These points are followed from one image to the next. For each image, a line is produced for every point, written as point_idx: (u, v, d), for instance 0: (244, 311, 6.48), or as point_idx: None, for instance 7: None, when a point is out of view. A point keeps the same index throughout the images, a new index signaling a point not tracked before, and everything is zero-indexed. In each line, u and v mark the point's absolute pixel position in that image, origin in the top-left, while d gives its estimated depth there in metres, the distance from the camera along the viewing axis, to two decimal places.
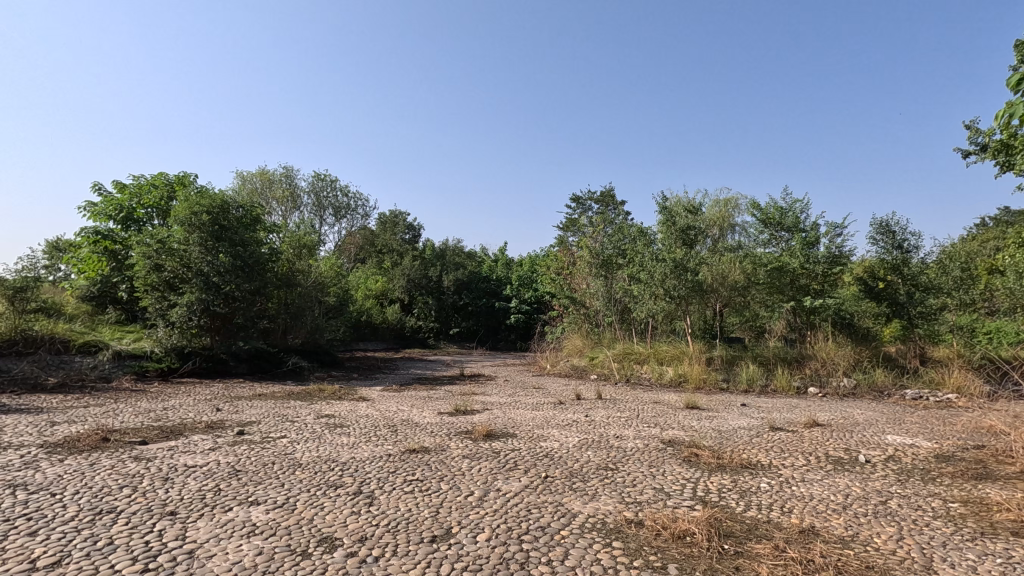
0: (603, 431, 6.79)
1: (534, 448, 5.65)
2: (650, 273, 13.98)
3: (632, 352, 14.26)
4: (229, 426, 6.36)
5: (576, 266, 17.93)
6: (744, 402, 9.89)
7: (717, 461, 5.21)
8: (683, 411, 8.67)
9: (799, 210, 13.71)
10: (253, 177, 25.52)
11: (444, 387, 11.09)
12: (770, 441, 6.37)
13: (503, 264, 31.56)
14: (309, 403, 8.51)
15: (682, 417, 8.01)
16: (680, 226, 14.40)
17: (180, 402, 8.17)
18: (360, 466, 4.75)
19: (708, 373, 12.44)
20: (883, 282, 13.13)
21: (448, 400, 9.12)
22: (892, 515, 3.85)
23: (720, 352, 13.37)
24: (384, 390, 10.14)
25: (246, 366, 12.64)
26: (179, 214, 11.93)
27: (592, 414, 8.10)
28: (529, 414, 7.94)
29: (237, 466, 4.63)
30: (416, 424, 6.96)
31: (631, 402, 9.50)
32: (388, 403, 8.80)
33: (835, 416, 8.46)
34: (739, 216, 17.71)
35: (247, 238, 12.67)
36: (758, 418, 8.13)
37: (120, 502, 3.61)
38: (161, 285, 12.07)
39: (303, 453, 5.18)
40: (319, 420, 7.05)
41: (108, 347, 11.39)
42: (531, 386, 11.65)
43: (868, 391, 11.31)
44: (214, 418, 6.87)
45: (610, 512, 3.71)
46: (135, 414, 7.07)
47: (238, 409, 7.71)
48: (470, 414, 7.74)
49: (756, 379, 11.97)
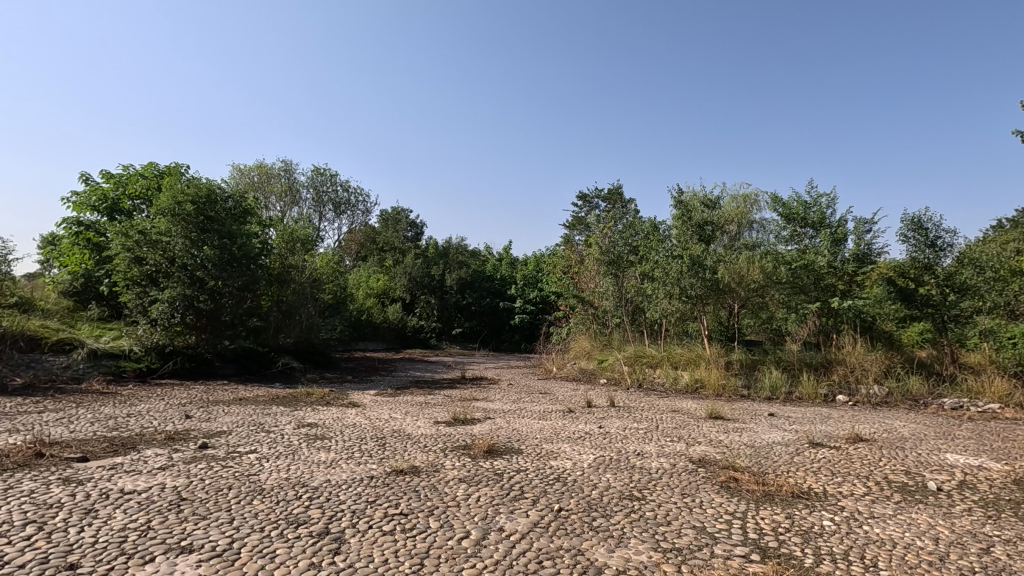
0: (621, 446, 5.96)
1: (543, 470, 4.82)
2: (665, 270, 13.14)
3: (644, 355, 13.40)
4: (192, 438, 5.55)
5: (584, 263, 17.07)
6: (771, 412, 9.05)
7: (761, 489, 4.35)
8: (707, 422, 7.82)
9: (825, 204, 12.79)
10: (250, 170, 24.76)
11: (443, 391, 10.26)
12: (815, 461, 5.50)
13: (508, 263, 30.72)
14: (293, 409, 7.71)
15: (706, 429, 7.16)
16: (696, 221, 13.49)
17: (149, 407, 7.37)
18: (333, 493, 3.92)
19: (727, 379, 11.59)
20: (912, 282, 11.86)
21: (446, 407, 8.29)
22: (1010, 572, 2.98)
23: (740, 356, 12.47)
24: (378, 395, 9.34)
25: (233, 367, 11.95)
26: (162, 204, 11.19)
27: (605, 425, 7.28)
28: (536, 424, 7.11)
29: (183, 494, 3.80)
30: (409, 436, 6.13)
31: (648, 410, 8.64)
32: (379, 410, 7.98)
33: (877, 429, 7.60)
34: (757, 212, 16.77)
35: (236, 230, 11.91)
36: (792, 432, 7.27)
37: (11, 549, 2.79)
38: (143, 280, 11.29)
39: (269, 474, 4.36)
40: (298, 430, 6.23)
41: (83, 345, 10.63)
42: (537, 391, 10.84)
43: (902, 400, 10.49)
44: (178, 428, 6.06)
45: (645, 567, 2.88)
46: (91, 421, 6.23)
47: (211, 416, 6.90)
48: (470, 424, 6.92)
49: (780, 386, 11.10)
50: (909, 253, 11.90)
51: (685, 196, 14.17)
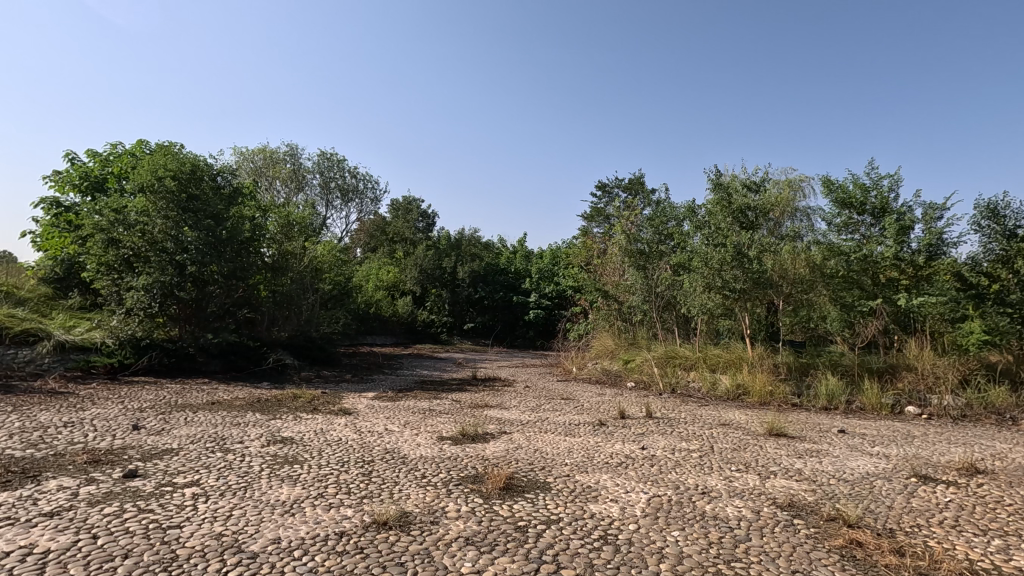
0: (678, 480, 4.59)
1: (582, 524, 3.47)
2: (704, 261, 11.55)
3: (677, 356, 11.96)
4: (122, 461, 4.27)
5: (609, 254, 15.64)
6: (838, 427, 7.61)
7: (908, 566, 2.96)
8: (770, 441, 6.43)
9: (887, 188, 11.19)
10: (253, 154, 23.65)
11: (451, 395, 8.94)
12: (946, 509, 4.10)
13: (522, 256, 29.22)
14: (270, 418, 6.44)
15: (774, 453, 5.73)
16: (738, 206, 11.93)
17: (99, 413, 6.12)
18: (280, 569, 2.62)
19: (775, 385, 10.13)
20: (983, 277, 10.17)
21: (453, 416, 6.94)
22: None
23: (788, 358, 11.00)
24: (376, 400, 8.06)
25: (220, 364, 10.81)
26: (140, 179, 9.99)
27: (648, 445, 5.90)
28: (562, 444, 5.74)
29: (49, 569, 2.51)
30: (404, 459, 4.81)
31: (693, 424, 7.29)
32: (373, 420, 6.66)
33: (987, 455, 6.12)
34: (801, 199, 15.13)
35: (224, 211, 10.69)
36: (883, 458, 5.84)
37: None
38: (119, 265, 10.12)
39: (197, 528, 3.07)
40: (265, 450, 4.94)
41: (49, 336, 9.39)
42: (559, 396, 9.49)
43: (986, 416, 8.96)
44: (115, 444, 4.80)
45: None
46: (9, 434, 4.97)
47: (165, 426, 5.62)
48: (482, 442, 5.58)
49: (839, 394, 9.63)
50: (983, 244, 10.24)
51: (724, 178, 12.66)
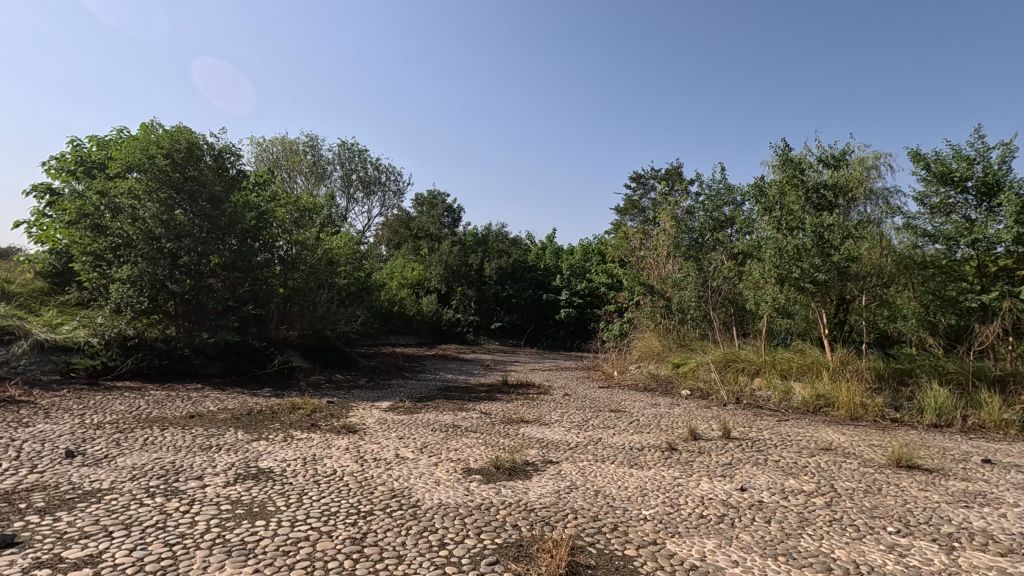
0: (825, 555, 3.03)
1: None
2: (771, 249, 9.88)
3: (739, 360, 10.31)
4: (8, 517, 2.95)
5: (653, 246, 14.01)
6: (979, 455, 5.86)
7: None
8: (907, 479, 4.77)
9: (997, 157, 9.25)
10: (272, 144, 22.84)
11: (479, 406, 7.49)
12: None
13: (552, 252, 27.63)
14: (252, 439, 5.08)
15: (930, 500, 4.11)
16: (813, 185, 10.25)
17: (40, 432, 4.86)
18: None
19: (865, 395, 8.41)
20: None
21: (483, 437, 5.50)
22: None
23: (877, 363, 9.24)
24: (389, 413, 6.67)
25: (220, 365, 9.64)
26: (129, 157, 8.88)
27: (748, 485, 4.33)
28: (631, 482, 4.24)
29: None
30: (414, 512, 3.35)
31: (788, 449, 5.69)
32: (382, 441, 5.27)
33: None
34: (876, 179, 13.20)
35: (222, 193, 9.44)
36: None
37: None
38: (106, 254, 9.04)
39: None
40: (224, 492, 3.55)
41: (27, 334, 8.30)
42: (608, 408, 7.95)
43: None
44: (19, 485, 3.47)
45: None
46: None
47: (111, 452, 4.33)
48: (521, 480, 4.11)
49: (950, 408, 7.93)
50: None
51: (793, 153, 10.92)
